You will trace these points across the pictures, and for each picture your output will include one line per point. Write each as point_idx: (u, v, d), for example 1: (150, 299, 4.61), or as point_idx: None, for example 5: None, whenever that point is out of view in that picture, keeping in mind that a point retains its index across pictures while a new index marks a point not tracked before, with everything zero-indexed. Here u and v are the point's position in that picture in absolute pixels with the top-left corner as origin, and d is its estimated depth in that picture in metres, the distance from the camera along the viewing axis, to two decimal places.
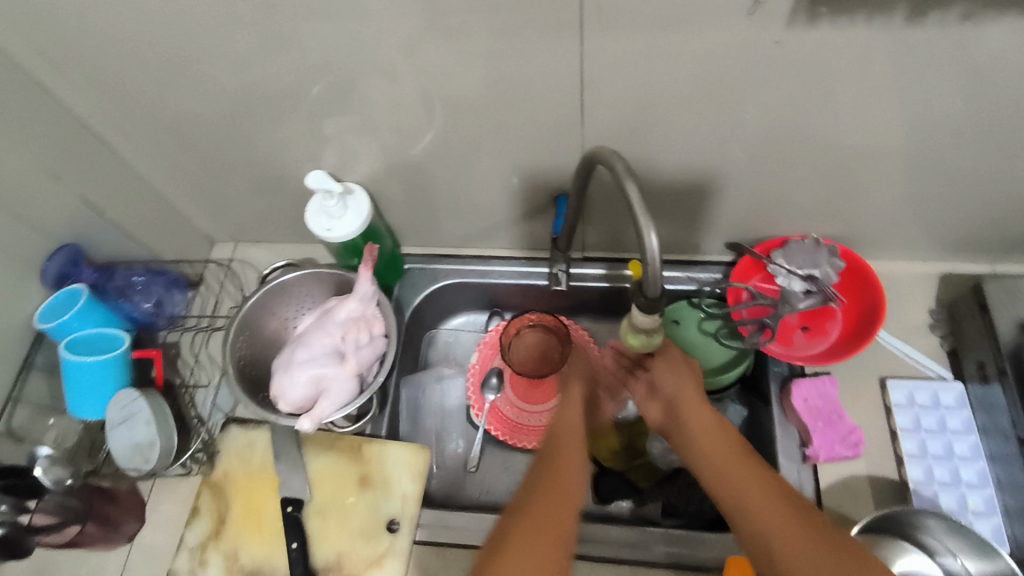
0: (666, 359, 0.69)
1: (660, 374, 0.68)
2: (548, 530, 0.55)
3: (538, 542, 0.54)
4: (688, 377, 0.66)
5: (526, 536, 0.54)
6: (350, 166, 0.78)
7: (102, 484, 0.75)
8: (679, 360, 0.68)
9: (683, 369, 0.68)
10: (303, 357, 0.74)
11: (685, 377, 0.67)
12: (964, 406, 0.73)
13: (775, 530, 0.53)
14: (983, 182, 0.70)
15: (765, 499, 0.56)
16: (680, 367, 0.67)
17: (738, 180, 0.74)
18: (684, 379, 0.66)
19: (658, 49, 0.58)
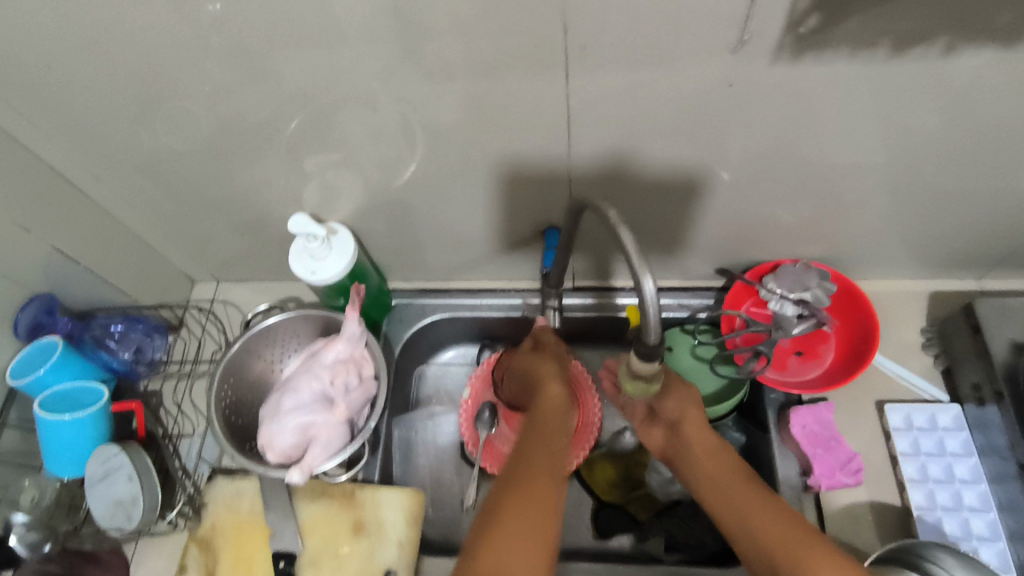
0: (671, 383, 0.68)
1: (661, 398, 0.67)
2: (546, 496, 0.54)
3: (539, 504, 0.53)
4: (697, 405, 0.66)
5: (521, 502, 0.53)
6: (332, 203, 0.77)
7: (82, 547, 0.72)
8: (682, 386, 0.68)
9: (690, 396, 0.67)
10: (292, 405, 0.72)
11: (691, 401, 0.66)
12: (963, 427, 0.72)
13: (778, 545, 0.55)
14: (969, 201, 0.70)
15: (768, 516, 0.57)
16: (688, 396, 0.67)
17: (725, 206, 0.74)
18: (690, 402, 0.66)
19: (644, 82, 0.58)
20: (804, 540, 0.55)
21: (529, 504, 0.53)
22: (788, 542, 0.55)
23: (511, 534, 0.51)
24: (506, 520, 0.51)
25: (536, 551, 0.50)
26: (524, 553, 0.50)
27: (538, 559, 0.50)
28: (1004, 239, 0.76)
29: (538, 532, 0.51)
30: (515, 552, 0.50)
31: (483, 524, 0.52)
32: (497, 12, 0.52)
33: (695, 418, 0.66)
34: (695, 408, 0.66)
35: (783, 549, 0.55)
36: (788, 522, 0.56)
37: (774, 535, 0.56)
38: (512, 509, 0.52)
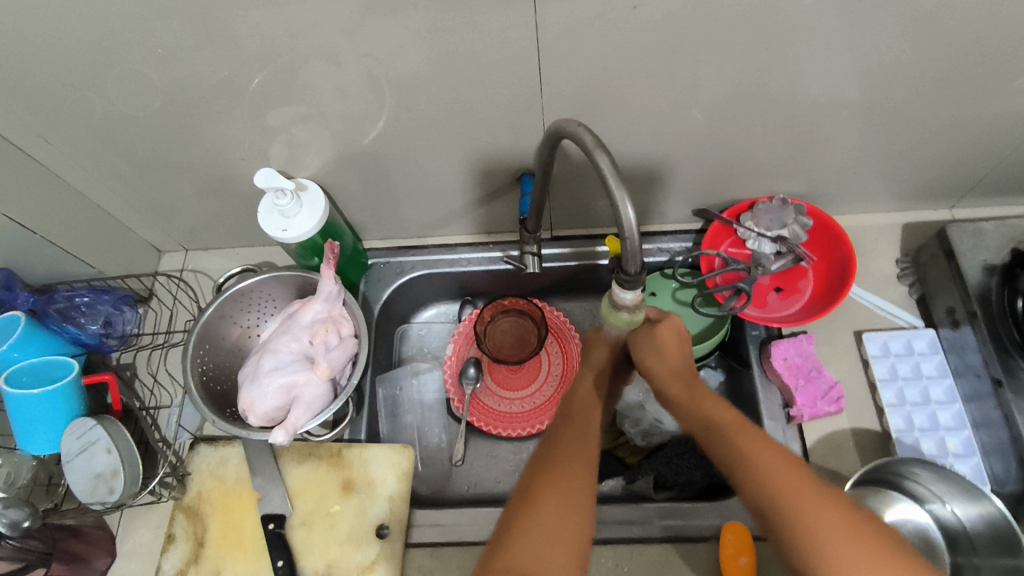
0: (656, 344, 0.59)
1: (637, 353, 0.60)
2: (575, 496, 0.52)
3: (558, 512, 0.50)
4: (672, 351, 0.59)
5: (540, 512, 0.50)
6: (301, 159, 0.74)
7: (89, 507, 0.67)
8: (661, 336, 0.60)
9: (661, 345, 0.60)
10: (270, 366, 0.70)
11: (673, 350, 0.60)
12: (937, 351, 0.74)
13: (776, 496, 0.48)
14: (941, 129, 0.71)
15: (765, 463, 0.50)
16: (664, 347, 0.59)
17: (702, 145, 0.73)
18: (667, 349, 0.60)
19: (614, 14, 0.56)
20: (808, 493, 0.47)
21: (557, 505, 0.51)
22: (786, 495, 0.48)
23: (537, 535, 0.49)
24: (524, 528, 0.50)
25: (564, 549, 0.49)
26: (548, 553, 0.48)
27: (567, 560, 0.49)
28: (973, 167, 0.77)
29: (565, 532, 0.50)
30: (543, 554, 0.48)
31: (503, 530, 0.51)
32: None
33: (675, 360, 0.59)
34: (678, 351, 0.60)
35: (781, 501, 0.48)
36: (785, 472, 0.49)
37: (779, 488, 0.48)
38: (541, 510, 0.51)
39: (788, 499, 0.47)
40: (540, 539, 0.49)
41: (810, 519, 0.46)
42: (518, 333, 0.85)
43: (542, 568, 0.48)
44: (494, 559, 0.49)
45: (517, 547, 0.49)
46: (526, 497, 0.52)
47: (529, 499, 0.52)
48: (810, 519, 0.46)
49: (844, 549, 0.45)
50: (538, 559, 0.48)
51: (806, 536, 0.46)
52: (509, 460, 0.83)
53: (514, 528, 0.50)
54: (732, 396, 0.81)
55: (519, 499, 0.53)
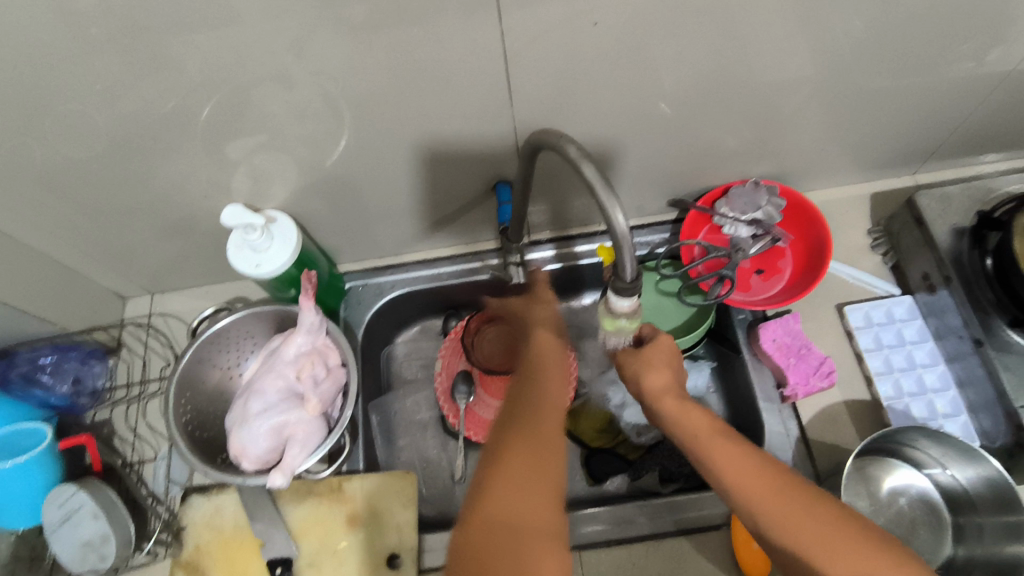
0: (646, 358, 0.58)
1: (636, 367, 0.58)
2: (550, 446, 0.49)
3: (537, 461, 0.47)
4: (662, 364, 0.58)
5: (516, 464, 0.47)
6: (265, 189, 0.71)
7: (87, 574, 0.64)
8: (658, 352, 0.58)
9: (659, 358, 0.58)
10: (259, 407, 0.68)
11: (664, 364, 0.58)
12: (916, 315, 0.76)
13: (769, 506, 0.48)
14: (898, 99, 0.73)
15: (756, 471, 0.50)
16: (653, 359, 0.58)
17: (671, 137, 0.73)
18: (658, 359, 0.58)
19: (578, 17, 0.55)
20: (803, 504, 0.48)
21: (534, 453, 0.48)
22: (780, 505, 0.48)
23: (517, 484, 0.46)
24: (501, 477, 0.46)
25: (544, 499, 0.45)
26: (531, 501, 0.45)
27: (547, 512, 0.45)
28: (929, 133, 0.80)
29: (541, 484, 0.46)
30: (521, 506, 0.45)
31: (477, 482, 0.47)
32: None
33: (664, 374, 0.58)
34: (669, 367, 0.58)
35: (773, 511, 0.48)
36: (781, 483, 0.49)
37: (761, 491, 0.49)
38: (515, 462, 0.47)
39: (785, 510, 0.48)
40: (520, 488, 0.46)
41: (808, 530, 0.47)
42: (506, 341, 0.81)
43: (522, 520, 0.44)
44: (469, 513, 0.45)
45: (494, 496, 0.45)
46: (500, 449, 0.49)
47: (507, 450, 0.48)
48: (807, 530, 0.47)
49: (842, 554, 0.45)
50: (519, 510, 0.45)
51: (805, 546, 0.46)
52: None
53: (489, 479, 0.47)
54: (725, 381, 0.82)
55: (489, 455, 0.49)
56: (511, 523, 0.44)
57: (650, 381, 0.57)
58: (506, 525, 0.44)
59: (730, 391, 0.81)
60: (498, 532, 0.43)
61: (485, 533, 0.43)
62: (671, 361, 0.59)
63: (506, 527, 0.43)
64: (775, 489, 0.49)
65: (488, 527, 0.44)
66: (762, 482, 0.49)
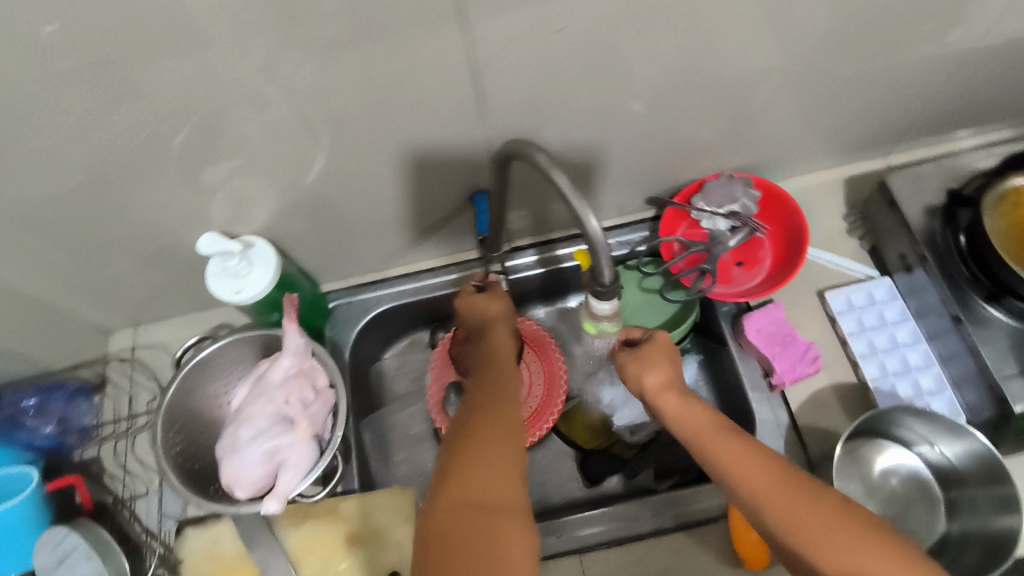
0: (644, 355, 0.61)
1: (638, 368, 0.60)
2: (511, 426, 0.49)
3: (502, 440, 0.47)
4: (660, 364, 0.60)
5: (483, 444, 0.46)
6: (243, 213, 0.71)
7: None
8: (658, 351, 0.62)
9: (658, 357, 0.61)
10: (250, 434, 0.68)
11: (662, 363, 0.61)
12: (896, 296, 0.77)
13: (772, 502, 0.48)
14: (865, 83, 0.74)
15: (756, 466, 0.50)
16: (654, 360, 0.61)
17: (645, 135, 0.74)
18: (658, 361, 0.61)
19: (544, 24, 0.56)
20: (801, 496, 0.48)
21: (497, 433, 0.47)
22: (784, 500, 0.48)
23: (483, 462, 0.45)
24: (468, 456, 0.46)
25: (510, 475, 0.45)
26: (498, 482, 0.44)
27: (514, 488, 0.44)
28: (898, 115, 0.81)
29: (508, 462, 0.46)
30: (487, 484, 0.44)
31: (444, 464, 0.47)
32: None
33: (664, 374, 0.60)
34: (668, 363, 0.61)
35: (778, 507, 0.47)
36: (777, 475, 0.49)
37: (763, 488, 0.49)
38: (481, 441, 0.47)
39: (783, 503, 0.47)
40: (488, 469, 0.45)
41: (807, 522, 0.46)
42: None
43: (487, 497, 0.43)
44: (435, 494, 0.44)
45: (463, 477, 0.44)
46: (469, 432, 0.48)
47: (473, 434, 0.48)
48: (806, 523, 0.46)
49: (841, 547, 0.44)
50: (487, 490, 0.44)
51: (809, 540, 0.46)
52: None
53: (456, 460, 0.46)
54: (714, 374, 0.83)
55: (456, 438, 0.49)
56: (476, 502, 0.43)
57: (650, 381, 0.60)
58: (471, 503, 0.43)
59: (719, 384, 0.82)
60: (464, 510, 0.42)
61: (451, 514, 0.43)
62: (669, 361, 0.61)
63: (473, 506, 0.43)
64: (776, 483, 0.49)
65: (454, 507, 0.43)
66: (763, 477, 0.49)
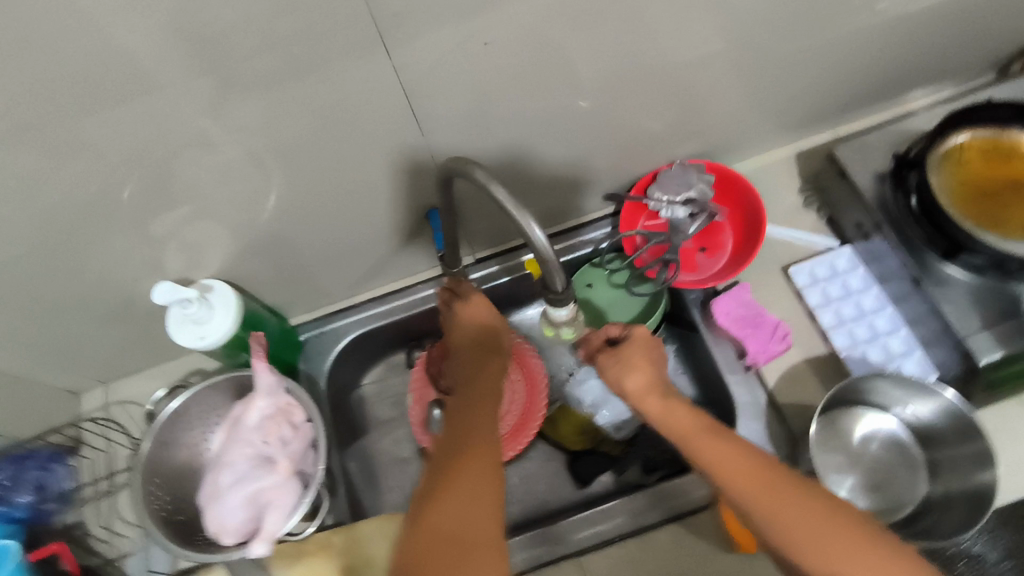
0: (624, 358, 0.62)
1: (619, 372, 0.62)
2: (487, 452, 0.51)
3: (483, 465, 0.49)
4: (641, 367, 0.61)
5: (463, 471, 0.48)
6: (201, 257, 0.70)
7: None
8: (637, 351, 0.63)
9: (639, 357, 0.62)
10: (231, 479, 0.67)
11: (643, 364, 0.61)
12: (858, 264, 0.78)
13: (760, 502, 0.48)
14: (805, 58, 0.74)
15: (743, 464, 0.50)
16: (633, 362, 0.62)
17: (595, 132, 0.74)
18: (638, 363, 0.62)
19: (476, 36, 0.56)
20: (787, 491, 0.48)
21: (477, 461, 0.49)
22: (772, 500, 0.48)
23: (462, 490, 0.47)
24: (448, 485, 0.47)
25: (488, 503, 0.47)
26: (477, 512, 0.46)
27: (491, 515, 0.46)
28: (842, 85, 0.82)
29: (485, 489, 0.48)
30: (464, 511, 0.46)
31: (427, 490, 0.48)
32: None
33: (646, 375, 0.61)
34: (648, 364, 0.62)
35: (767, 507, 0.48)
36: (764, 475, 0.49)
37: (752, 487, 0.49)
38: (461, 470, 0.48)
39: (771, 503, 0.48)
40: (467, 498, 0.47)
41: (795, 522, 0.47)
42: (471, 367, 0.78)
43: (463, 524, 0.45)
44: (415, 521, 0.46)
45: (441, 503, 0.46)
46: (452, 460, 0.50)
47: (455, 463, 0.49)
48: (796, 522, 0.47)
49: (830, 547, 0.45)
50: (465, 517, 0.46)
51: (797, 540, 0.46)
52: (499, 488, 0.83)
53: (439, 490, 0.47)
54: (690, 361, 0.83)
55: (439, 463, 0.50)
56: (455, 531, 0.45)
57: (631, 385, 0.61)
58: (448, 529, 0.45)
59: (697, 370, 0.82)
60: (443, 541, 0.44)
61: (430, 543, 0.44)
62: (650, 360, 0.62)
63: (451, 536, 0.44)
64: (764, 483, 0.49)
65: (433, 535, 0.44)
66: (750, 476, 0.50)
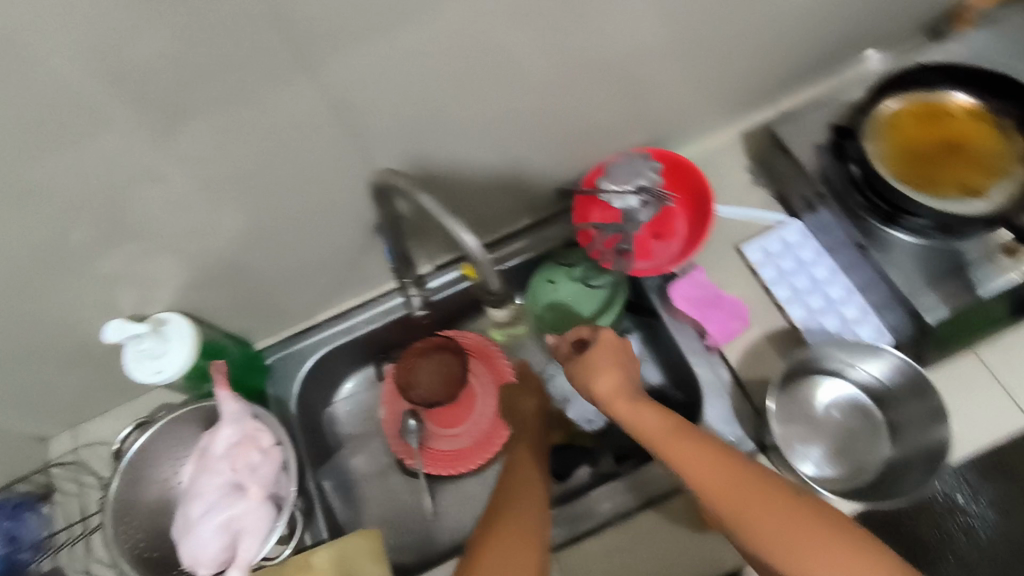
0: (594, 363, 0.64)
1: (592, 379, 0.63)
2: None
3: None
4: (610, 371, 0.63)
5: None
6: (155, 292, 0.70)
7: None
8: (606, 354, 0.64)
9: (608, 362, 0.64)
10: (201, 510, 0.66)
11: (612, 368, 0.64)
12: (808, 236, 0.79)
13: (734, 504, 0.52)
14: (738, 40, 0.75)
15: (715, 467, 0.54)
16: (603, 367, 0.64)
17: (538, 131, 0.75)
18: (607, 367, 0.64)
19: (402, 47, 0.56)
20: (763, 494, 0.51)
21: None
22: (745, 499, 0.52)
23: None
24: None
25: None
26: None
27: None
28: (779, 63, 0.83)
29: None
30: None
31: None
32: (209, 21, 0.47)
33: (614, 380, 0.63)
34: (616, 366, 0.64)
35: (740, 507, 0.51)
36: (736, 476, 0.53)
37: (725, 489, 0.52)
38: None
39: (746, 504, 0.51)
40: None
41: (770, 521, 0.50)
42: (443, 374, 0.82)
43: None
44: None
45: None
46: None
47: None
48: (770, 522, 0.50)
49: (804, 544, 0.49)
50: None
51: (770, 538, 0.50)
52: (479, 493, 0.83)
53: None
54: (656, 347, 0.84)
55: None
56: None
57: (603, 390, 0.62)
58: None
59: (663, 356, 0.83)
60: None
61: None
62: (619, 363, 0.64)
63: None
64: (736, 484, 0.52)
65: None
66: (725, 480, 0.53)
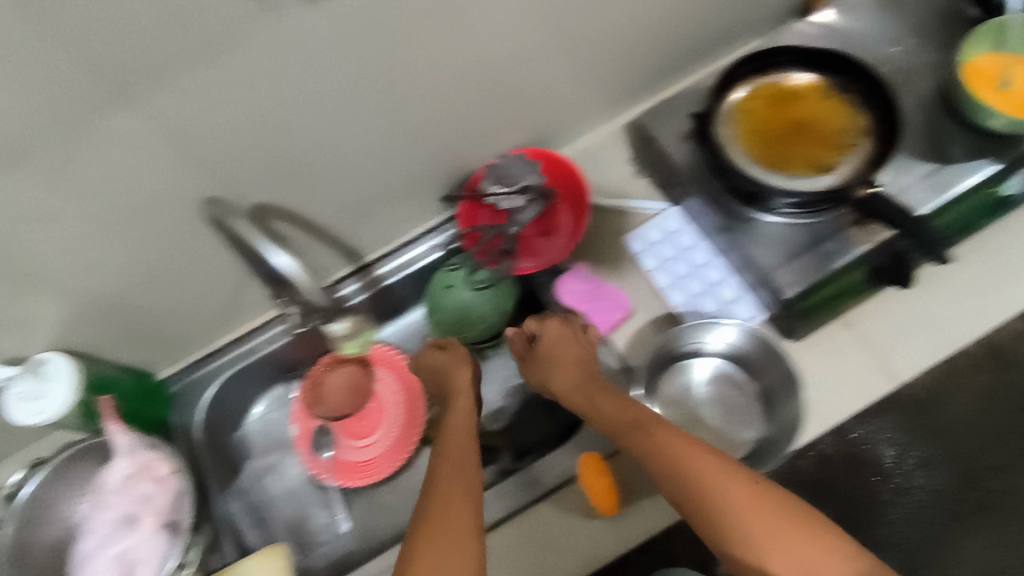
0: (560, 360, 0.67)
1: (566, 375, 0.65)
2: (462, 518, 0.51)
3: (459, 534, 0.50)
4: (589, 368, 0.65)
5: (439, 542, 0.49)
6: (30, 333, 0.70)
7: None
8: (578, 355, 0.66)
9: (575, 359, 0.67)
10: (97, 542, 0.68)
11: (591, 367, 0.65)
12: (687, 221, 0.81)
13: (716, 495, 0.51)
14: (601, 37, 0.76)
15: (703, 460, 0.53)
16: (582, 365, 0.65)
17: (408, 143, 0.75)
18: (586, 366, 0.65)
19: (228, 75, 0.56)
20: (746, 486, 0.51)
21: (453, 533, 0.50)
22: (729, 491, 0.51)
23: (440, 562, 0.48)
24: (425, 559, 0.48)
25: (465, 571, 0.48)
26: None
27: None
28: (654, 55, 0.83)
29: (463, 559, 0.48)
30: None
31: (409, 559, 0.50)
32: (0, 61, 0.47)
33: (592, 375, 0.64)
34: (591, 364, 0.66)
35: (726, 499, 0.51)
36: (721, 469, 0.53)
37: (711, 481, 0.52)
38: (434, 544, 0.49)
39: (730, 497, 0.51)
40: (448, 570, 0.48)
41: (753, 515, 0.50)
42: (352, 385, 0.85)
43: None
44: None
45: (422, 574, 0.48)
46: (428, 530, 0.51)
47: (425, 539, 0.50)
48: (756, 516, 0.50)
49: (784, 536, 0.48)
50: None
51: (751, 529, 0.50)
52: (389, 501, 0.85)
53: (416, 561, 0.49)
54: None
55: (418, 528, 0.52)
56: None
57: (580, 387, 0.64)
58: None
59: None
60: None
61: None
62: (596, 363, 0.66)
63: None
64: (720, 477, 0.52)
65: None
66: (712, 470, 0.53)
